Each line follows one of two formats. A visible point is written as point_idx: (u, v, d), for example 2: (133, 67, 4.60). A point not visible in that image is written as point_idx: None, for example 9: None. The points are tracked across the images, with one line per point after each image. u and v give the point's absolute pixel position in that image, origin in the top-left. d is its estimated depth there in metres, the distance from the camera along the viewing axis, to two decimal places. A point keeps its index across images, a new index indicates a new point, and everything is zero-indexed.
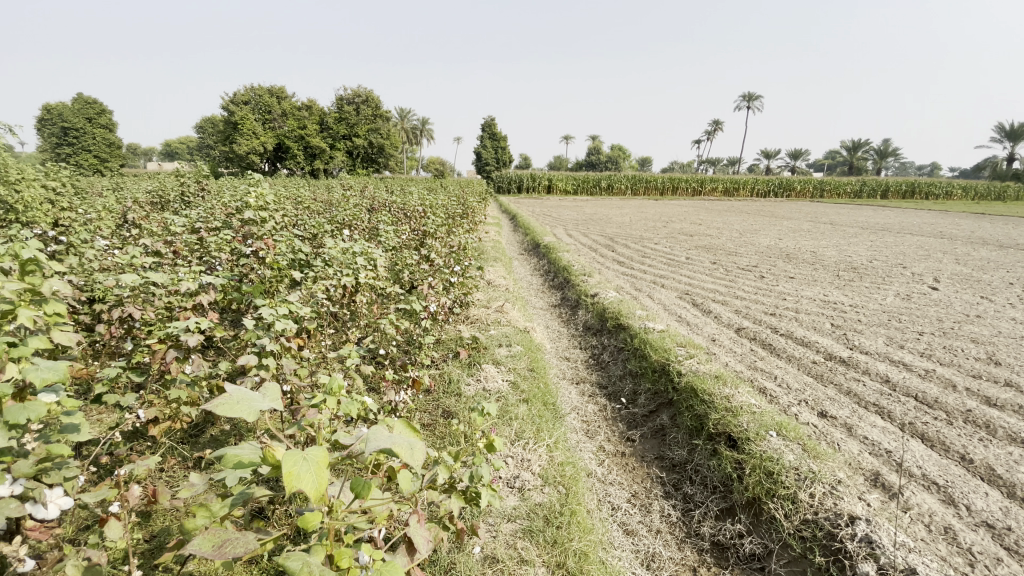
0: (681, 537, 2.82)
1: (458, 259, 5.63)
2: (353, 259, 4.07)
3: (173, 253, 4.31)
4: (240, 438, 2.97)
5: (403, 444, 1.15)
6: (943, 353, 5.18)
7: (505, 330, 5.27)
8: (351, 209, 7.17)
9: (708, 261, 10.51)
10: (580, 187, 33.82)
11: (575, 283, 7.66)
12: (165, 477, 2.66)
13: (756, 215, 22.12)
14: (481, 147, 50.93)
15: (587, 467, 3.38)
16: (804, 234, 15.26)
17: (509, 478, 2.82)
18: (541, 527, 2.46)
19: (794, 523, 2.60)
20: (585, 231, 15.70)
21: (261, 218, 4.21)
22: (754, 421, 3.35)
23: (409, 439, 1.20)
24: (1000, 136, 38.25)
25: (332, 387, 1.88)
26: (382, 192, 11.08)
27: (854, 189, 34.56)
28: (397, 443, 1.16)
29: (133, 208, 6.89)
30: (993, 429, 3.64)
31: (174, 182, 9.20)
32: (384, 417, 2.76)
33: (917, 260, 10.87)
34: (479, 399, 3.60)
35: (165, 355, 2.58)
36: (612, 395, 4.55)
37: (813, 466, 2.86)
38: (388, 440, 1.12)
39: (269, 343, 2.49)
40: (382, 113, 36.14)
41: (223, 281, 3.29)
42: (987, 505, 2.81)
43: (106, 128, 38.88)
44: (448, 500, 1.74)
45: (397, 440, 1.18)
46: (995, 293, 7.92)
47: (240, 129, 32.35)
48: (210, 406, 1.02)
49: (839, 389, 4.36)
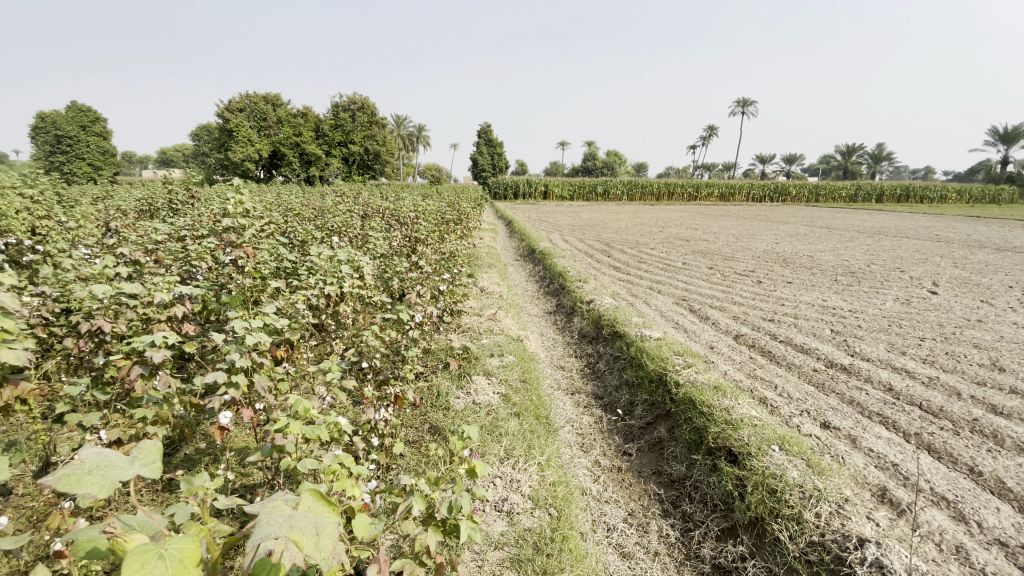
0: (680, 560, 2.67)
1: (448, 267, 5.48)
2: (338, 267, 3.92)
3: (154, 262, 4.16)
4: (214, 459, 2.80)
5: (304, 528, 0.92)
6: (946, 360, 5.05)
7: (498, 339, 5.12)
8: (341, 216, 7.03)
9: (704, 266, 10.41)
10: (576, 193, 33.76)
11: (570, 289, 7.52)
12: (131, 502, 2.49)
13: (752, 220, 22.07)
14: (477, 153, 50.92)
15: (581, 484, 3.23)
16: (800, 238, 15.19)
17: (497, 500, 2.67)
18: (529, 555, 2.30)
19: (799, 545, 2.46)
20: (582, 236, 15.64)
21: (243, 226, 4.06)
22: (756, 435, 3.20)
23: (318, 519, 0.97)
24: (993, 139, 38.42)
25: (298, 410, 1.73)
26: (375, 198, 10.94)
27: (849, 194, 34.67)
28: (296, 525, 0.92)
29: (119, 216, 6.74)
30: (1001, 439, 3.50)
31: (164, 190, 9.06)
32: (364, 436, 2.61)
33: (914, 263, 10.79)
34: (468, 414, 3.44)
35: (129, 372, 2.42)
36: (608, 406, 4.40)
37: (817, 483, 2.72)
38: (281, 528, 0.89)
39: (239, 358, 2.33)
40: (378, 120, 36.06)
41: (199, 292, 3.14)
42: (1000, 522, 2.66)
43: (100, 137, 38.69)
44: (424, 534, 1.58)
45: (300, 521, 0.95)
46: (995, 297, 7.82)
47: (235, 136, 32.22)
48: (53, 476, 0.89)
49: (841, 398, 4.22)
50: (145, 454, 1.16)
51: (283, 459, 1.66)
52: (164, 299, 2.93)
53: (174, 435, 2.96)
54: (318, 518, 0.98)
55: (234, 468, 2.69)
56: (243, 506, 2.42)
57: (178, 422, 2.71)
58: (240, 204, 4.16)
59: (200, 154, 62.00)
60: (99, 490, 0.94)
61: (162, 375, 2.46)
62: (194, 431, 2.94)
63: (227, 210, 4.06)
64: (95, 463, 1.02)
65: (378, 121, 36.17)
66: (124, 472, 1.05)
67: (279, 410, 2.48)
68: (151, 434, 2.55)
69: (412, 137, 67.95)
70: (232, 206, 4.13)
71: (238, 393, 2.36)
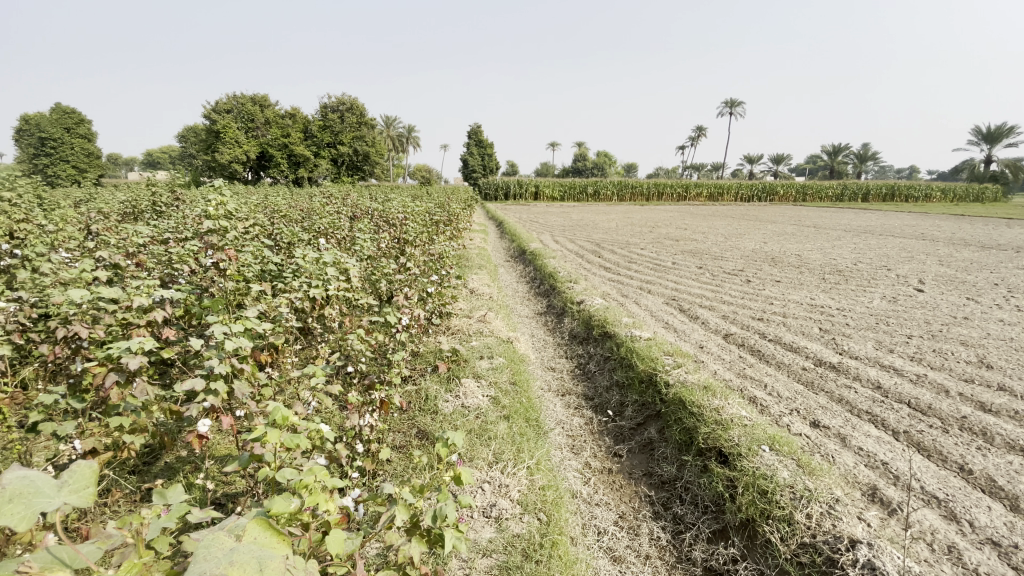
0: (671, 563, 2.64)
1: (437, 268, 5.43)
2: (323, 269, 3.86)
3: (134, 266, 4.06)
4: (195, 468, 2.73)
5: (246, 562, 0.87)
6: (933, 357, 5.08)
7: (488, 341, 5.08)
8: (329, 218, 6.95)
9: (694, 266, 10.44)
10: (567, 193, 33.82)
11: (561, 290, 7.49)
12: (108, 514, 2.41)
13: (741, 219, 22.26)
14: (467, 153, 50.78)
15: (571, 487, 3.19)
16: (789, 237, 15.32)
17: (485, 506, 2.62)
18: (518, 562, 2.26)
19: (790, 547, 2.44)
20: (572, 237, 15.69)
21: (226, 228, 3.98)
22: (746, 435, 3.19)
23: (262, 554, 0.92)
24: (977, 139, 39.05)
25: (276, 418, 1.67)
26: (364, 199, 10.84)
27: (835, 193, 35.08)
28: (238, 560, 0.87)
29: (100, 218, 6.59)
30: (990, 437, 3.51)
31: (147, 192, 8.88)
32: (349, 442, 2.55)
33: (901, 261, 10.90)
34: (457, 418, 3.39)
35: (104, 380, 2.33)
36: (598, 407, 4.37)
37: (808, 484, 2.70)
38: (220, 561, 0.85)
39: (218, 365, 2.26)
40: (367, 121, 35.86)
41: (179, 295, 3.05)
42: (992, 521, 2.66)
43: (85, 138, 38.10)
44: (407, 545, 1.53)
45: (242, 554, 0.90)
46: (980, 294, 7.92)
47: (222, 137, 31.87)
48: None
49: (830, 396, 4.23)
50: (75, 480, 1.10)
51: (261, 469, 1.61)
52: (142, 303, 2.84)
53: (153, 443, 2.87)
54: (263, 552, 0.93)
55: (215, 477, 2.62)
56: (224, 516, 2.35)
57: (157, 430, 2.63)
58: (223, 205, 4.07)
59: (188, 155, 61.21)
60: (20, 521, 0.88)
61: (139, 382, 2.38)
62: (175, 439, 2.87)
63: (210, 211, 3.97)
64: (17, 490, 0.97)
65: (368, 122, 35.92)
66: (51, 499, 1.00)
67: (261, 416, 2.41)
68: (128, 443, 2.47)
69: (402, 138, 67.67)
70: (215, 207, 4.04)
71: (217, 400, 2.29)
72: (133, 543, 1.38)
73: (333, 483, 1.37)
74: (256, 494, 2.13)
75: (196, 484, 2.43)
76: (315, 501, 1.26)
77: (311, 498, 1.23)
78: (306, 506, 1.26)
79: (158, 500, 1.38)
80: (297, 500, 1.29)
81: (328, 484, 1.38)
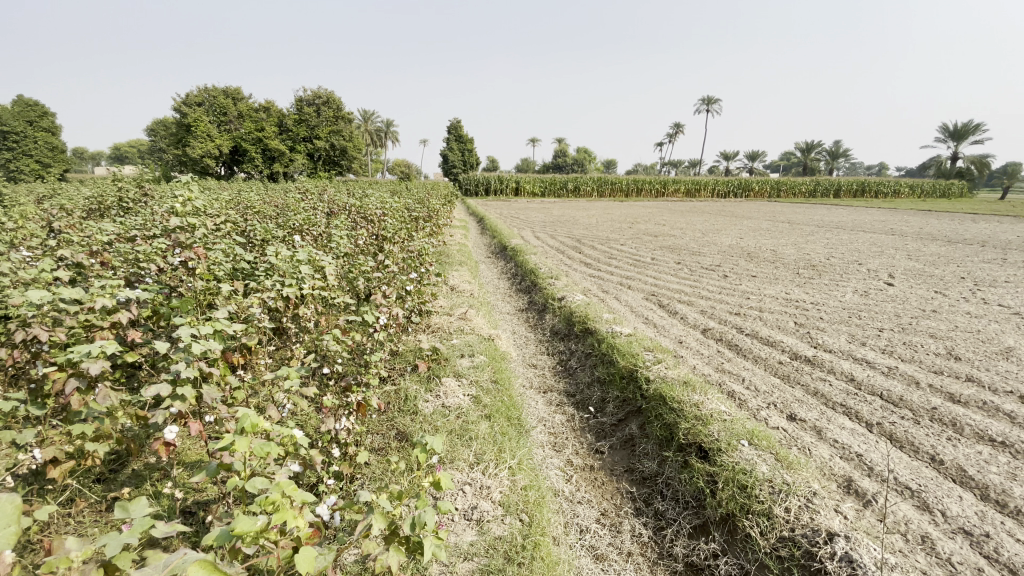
0: (653, 559, 2.65)
1: (416, 266, 5.34)
2: (297, 268, 3.75)
3: (98, 264, 3.87)
4: (165, 475, 2.62)
5: None
6: (904, 350, 5.23)
7: (469, 339, 5.03)
8: (304, 214, 6.77)
9: (672, 261, 10.55)
10: (547, 189, 33.78)
11: (542, 286, 7.48)
12: (70, 525, 2.29)
13: (718, 215, 22.60)
14: (447, 149, 50.29)
15: (553, 485, 3.18)
16: (764, 232, 15.62)
17: (466, 509, 2.58)
18: (501, 566, 2.23)
19: (770, 541, 2.46)
20: (553, 232, 15.71)
21: (195, 225, 3.82)
22: (725, 430, 3.21)
23: None
24: (942, 137, 40.41)
25: (245, 425, 1.60)
26: (341, 195, 10.62)
27: (808, 189, 35.95)
28: None
29: (62, 214, 6.29)
30: (960, 427, 3.62)
31: (114, 188, 8.52)
32: (325, 447, 2.48)
33: (872, 256, 11.20)
34: (437, 418, 3.34)
35: (64, 386, 2.19)
36: (580, 404, 4.37)
37: (786, 477, 2.73)
38: None
39: (185, 368, 2.15)
40: (345, 115, 35.24)
41: (146, 295, 2.91)
42: (963, 510, 2.73)
43: (48, 132, 36.63)
44: (385, 554, 1.48)
45: None
46: (946, 288, 8.19)
47: (194, 131, 30.98)
48: None
49: (806, 389, 4.31)
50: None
51: (230, 478, 1.53)
52: (104, 304, 2.70)
53: (120, 449, 2.75)
54: None
55: (185, 484, 2.52)
56: (196, 527, 2.26)
57: (123, 436, 2.51)
58: (190, 202, 3.91)
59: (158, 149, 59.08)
60: None
61: (103, 387, 2.25)
62: (142, 445, 2.74)
63: (176, 208, 3.80)
64: None
65: (345, 116, 35.29)
66: None
67: (232, 421, 2.32)
68: (92, 451, 2.34)
69: (379, 132, 66.76)
70: (182, 204, 3.87)
71: (185, 406, 2.18)
72: (93, 563, 1.30)
73: (302, 499, 1.31)
74: (228, 503, 2.05)
75: (164, 493, 2.33)
76: (283, 518, 1.21)
77: (277, 515, 1.17)
78: (273, 524, 1.20)
79: (120, 514, 1.30)
80: (264, 517, 1.23)
81: (297, 499, 1.31)
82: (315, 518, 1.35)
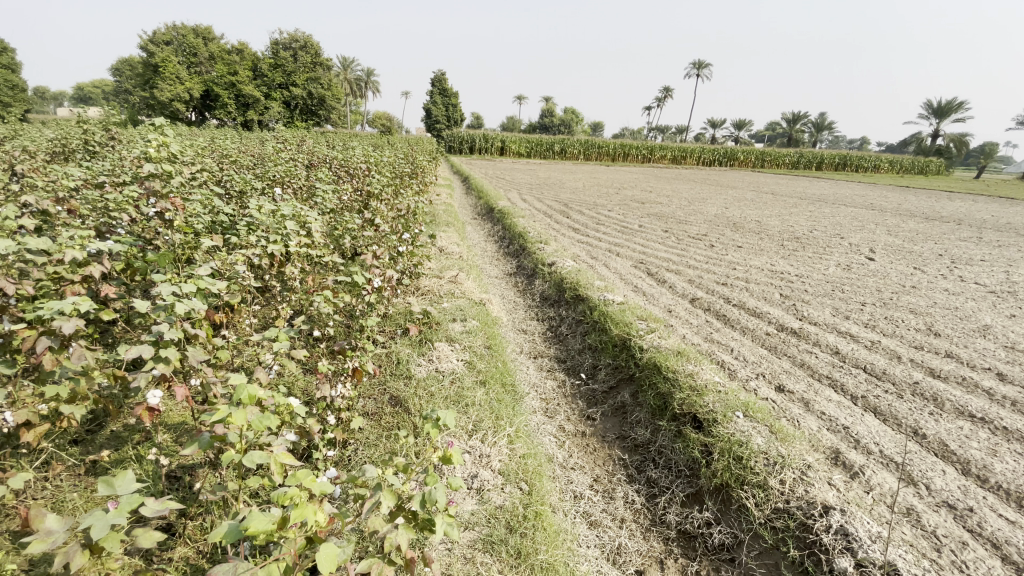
0: (646, 526, 2.69)
1: (406, 225, 5.14)
2: (283, 223, 3.54)
3: (66, 212, 3.59)
4: (148, 437, 2.50)
5: None
6: (886, 325, 5.33)
7: (459, 303, 4.92)
8: (285, 165, 6.42)
9: (659, 229, 10.50)
10: (534, 149, 33.14)
11: (531, 250, 7.36)
12: (47, 489, 2.16)
13: (705, 183, 22.53)
14: (431, 103, 48.46)
15: (548, 452, 3.16)
16: (750, 203, 15.61)
17: (466, 477, 2.55)
18: (502, 536, 2.22)
19: (765, 512, 2.50)
20: (540, 195, 15.45)
21: (170, 173, 3.54)
22: (720, 401, 3.23)
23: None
24: (927, 113, 40.62)
25: (242, 397, 1.47)
26: (322, 147, 10.17)
27: (791, 160, 36.03)
28: None
29: (22, 156, 5.83)
30: (941, 402, 3.72)
31: (80, 131, 7.97)
32: (318, 414, 2.39)
33: (854, 230, 11.33)
34: (432, 384, 3.26)
35: (34, 345, 2.00)
36: (571, 370, 4.35)
37: (781, 450, 2.77)
38: None
39: (168, 330, 1.98)
40: (323, 61, 33.44)
41: (120, 247, 2.69)
42: (947, 484, 2.82)
43: (2, 67, 34.09)
44: (394, 533, 1.41)
45: None
46: (925, 264, 8.35)
47: (161, 72, 29.17)
48: None
49: (793, 361, 4.37)
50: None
51: (226, 453, 1.43)
52: (75, 256, 2.48)
53: (98, 408, 2.60)
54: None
55: (170, 448, 2.41)
56: (184, 493, 2.18)
57: (101, 398, 2.35)
58: (163, 147, 3.60)
59: (124, 88, 55.14)
60: None
61: (77, 346, 2.07)
62: (121, 405, 2.60)
63: (149, 154, 3.50)
64: None
65: (324, 62, 33.55)
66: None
67: (220, 386, 2.18)
68: (68, 414, 2.17)
69: (358, 81, 63.99)
70: (155, 148, 3.57)
71: (169, 369, 2.03)
72: (79, 546, 1.20)
73: (321, 491, 1.22)
74: (218, 471, 1.96)
75: (148, 459, 2.22)
76: (301, 513, 1.12)
77: (295, 513, 1.09)
78: (290, 519, 1.12)
79: (105, 492, 1.20)
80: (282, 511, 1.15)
81: (315, 490, 1.22)
82: (330, 506, 1.28)
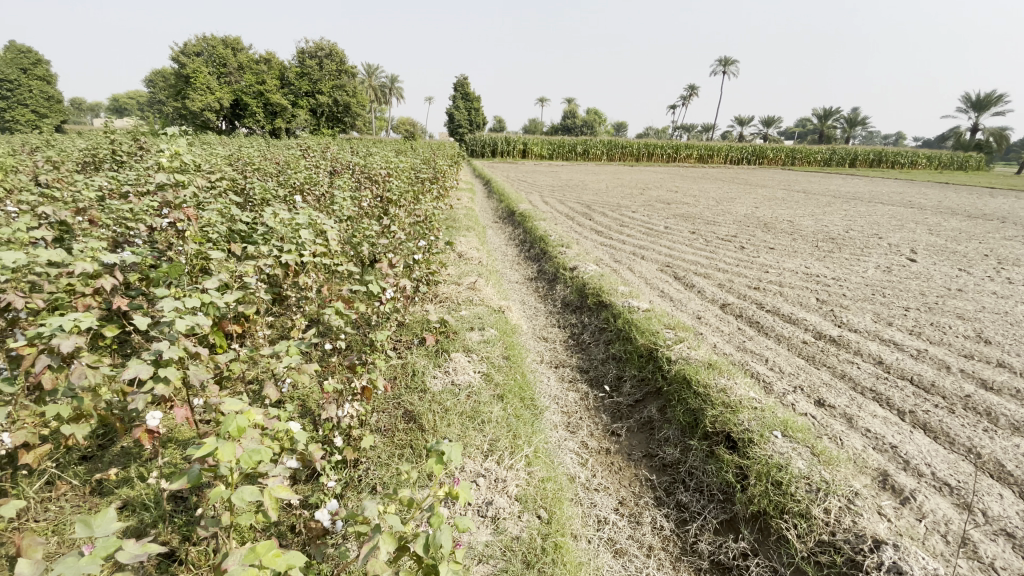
0: (676, 554, 2.49)
1: (424, 232, 5.02)
2: (297, 232, 3.46)
3: (85, 223, 3.59)
4: (155, 455, 2.44)
5: None
6: (932, 331, 4.96)
7: (477, 310, 4.79)
8: (305, 172, 6.40)
9: (685, 231, 10.17)
10: (555, 151, 32.93)
11: (552, 254, 7.18)
12: (51, 512, 2.10)
13: (732, 182, 21.85)
14: (453, 107, 48.71)
15: (569, 472, 2.99)
16: (781, 202, 15.04)
17: (480, 504, 2.40)
18: (517, 571, 2.06)
19: (807, 545, 2.28)
20: (562, 197, 15.26)
21: (185, 182, 3.49)
22: (756, 419, 2.99)
23: None
24: (967, 106, 38.74)
25: (230, 430, 1.34)
26: (345, 153, 10.23)
27: (823, 157, 34.74)
28: None
29: (53, 167, 5.95)
30: (995, 417, 3.40)
31: (110, 141, 8.14)
32: (325, 433, 2.28)
33: (892, 229, 10.76)
34: (447, 398, 3.13)
35: (35, 363, 1.92)
36: (594, 381, 4.16)
37: (825, 475, 2.53)
38: None
39: (169, 348, 1.88)
40: (346, 68, 33.87)
41: (130, 259, 2.62)
42: (1005, 511, 2.55)
43: (48, 82, 35.65)
44: None
45: None
46: (972, 265, 7.83)
47: (193, 83, 30.14)
48: None
49: (833, 372, 4.08)
50: None
51: (214, 490, 1.30)
52: (85, 269, 2.43)
53: (108, 424, 2.56)
54: None
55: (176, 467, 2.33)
56: (187, 516, 2.09)
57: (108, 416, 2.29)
58: (179, 156, 3.57)
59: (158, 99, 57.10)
60: None
61: (79, 363, 1.98)
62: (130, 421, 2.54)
63: (164, 163, 3.46)
64: None
65: (348, 70, 34.05)
66: None
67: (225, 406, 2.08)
68: (71, 433, 2.09)
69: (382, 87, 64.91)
70: (170, 157, 3.53)
71: (170, 389, 1.93)
72: None
73: (286, 566, 1.10)
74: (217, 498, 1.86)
75: (153, 480, 2.15)
76: None
77: None
78: None
79: (80, 535, 1.08)
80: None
81: (280, 565, 1.11)
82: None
